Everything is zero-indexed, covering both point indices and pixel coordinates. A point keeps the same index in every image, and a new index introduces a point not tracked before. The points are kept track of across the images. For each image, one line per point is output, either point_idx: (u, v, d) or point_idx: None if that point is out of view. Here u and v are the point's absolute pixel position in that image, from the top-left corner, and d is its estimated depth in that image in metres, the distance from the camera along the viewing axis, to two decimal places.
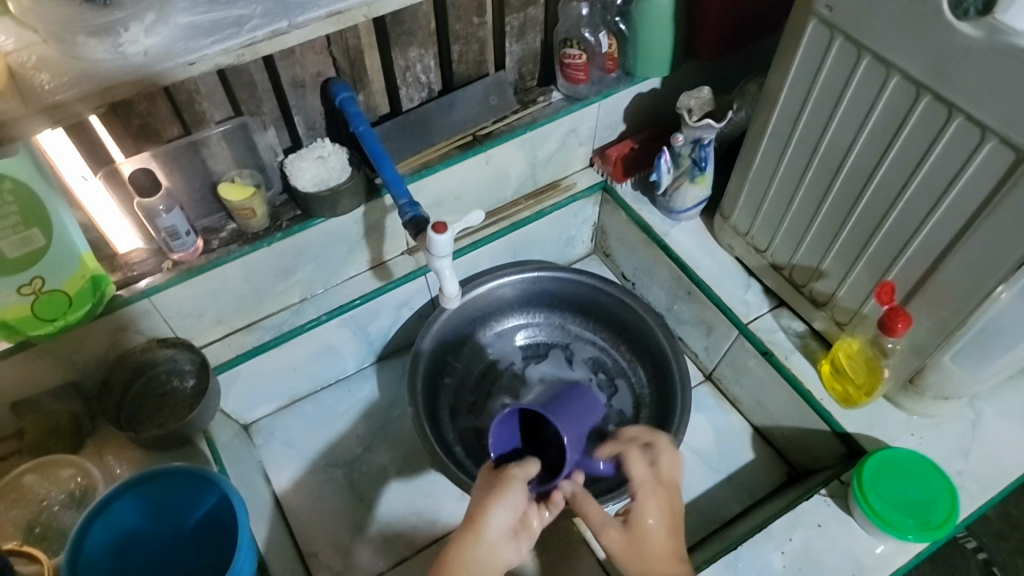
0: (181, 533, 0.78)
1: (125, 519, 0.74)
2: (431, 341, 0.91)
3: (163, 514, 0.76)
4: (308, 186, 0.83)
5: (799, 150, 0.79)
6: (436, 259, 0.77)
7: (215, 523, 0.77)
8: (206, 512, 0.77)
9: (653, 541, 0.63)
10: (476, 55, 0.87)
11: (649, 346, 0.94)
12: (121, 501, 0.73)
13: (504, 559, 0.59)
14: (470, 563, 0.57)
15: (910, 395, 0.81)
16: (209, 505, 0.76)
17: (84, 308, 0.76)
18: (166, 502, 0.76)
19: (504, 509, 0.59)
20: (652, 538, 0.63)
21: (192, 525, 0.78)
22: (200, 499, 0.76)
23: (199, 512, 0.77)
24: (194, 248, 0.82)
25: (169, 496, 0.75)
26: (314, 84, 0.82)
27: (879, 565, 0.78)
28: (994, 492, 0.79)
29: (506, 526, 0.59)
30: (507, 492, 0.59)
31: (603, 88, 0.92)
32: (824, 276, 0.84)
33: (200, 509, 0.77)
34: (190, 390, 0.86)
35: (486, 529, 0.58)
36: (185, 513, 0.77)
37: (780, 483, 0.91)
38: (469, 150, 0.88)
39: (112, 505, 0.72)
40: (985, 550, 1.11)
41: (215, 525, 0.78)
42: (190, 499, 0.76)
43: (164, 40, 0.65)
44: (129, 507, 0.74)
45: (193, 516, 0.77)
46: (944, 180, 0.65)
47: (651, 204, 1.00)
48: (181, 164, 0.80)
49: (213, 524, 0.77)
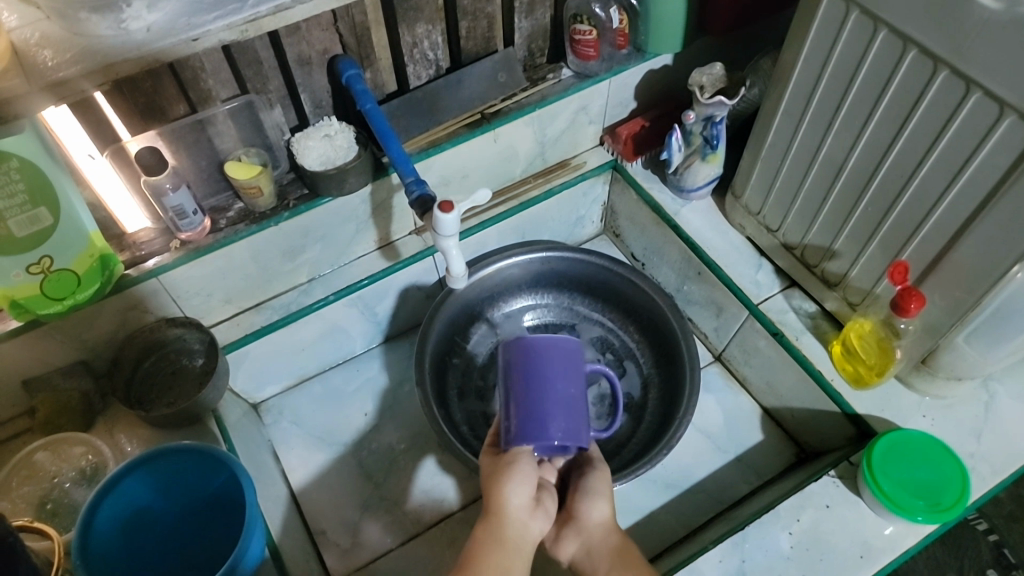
0: (193, 509, 0.79)
1: (136, 495, 0.75)
2: (439, 321, 0.91)
3: (174, 489, 0.77)
4: (315, 165, 0.82)
5: (812, 127, 0.78)
6: (442, 239, 0.76)
7: (224, 499, 0.78)
8: (215, 487, 0.77)
9: None
10: (484, 31, 0.86)
11: (658, 326, 0.94)
12: (130, 477, 0.73)
13: (531, 532, 0.61)
14: (498, 543, 0.59)
15: (922, 376, 0.81)
16: (218, 480, 0.76)
17: (93, 287, 0.76)
18: (175, 478, 0.76)
19: (520, 484, 0.61)
20: None
21: (203, 501, 0.79)
22: (208, 475, 0.76)
23: (209, 488, 0.77)
24: (201, 227, 0.82)
25: (178, 472, 0.76)
26: (320, 61, 0.81)
27: (888, 546, 0.77)
28: (1006, 474, 0.78)
29: (526, 501, 0.61)
30: (519, 468, 0.61)
31: (614, 64, 0.90)
32: (837, 256, 0.83)
33: (209, 484, 0.77)
34: (199, 369, 0.87)
35: (507, 508, 0.60)
36: (196, 487, 0.78)
37: (789, 464, 0.91)
38: (477, 128, 0.87)
39: (121, 481, 0.73)
40: (996, 532, 1.11)
41: (224, 500, 0.78)
42: (198, 474, 0.76)
43: (167, 16, 0.64)
44: (139, 482, 0.74)
45: (202, 491, 0.78)
46: (960, 157, 0.64)
47: (661, 183, 0.99)
48: (188, 142, 0.79)
49: (222, 499, 0.78)
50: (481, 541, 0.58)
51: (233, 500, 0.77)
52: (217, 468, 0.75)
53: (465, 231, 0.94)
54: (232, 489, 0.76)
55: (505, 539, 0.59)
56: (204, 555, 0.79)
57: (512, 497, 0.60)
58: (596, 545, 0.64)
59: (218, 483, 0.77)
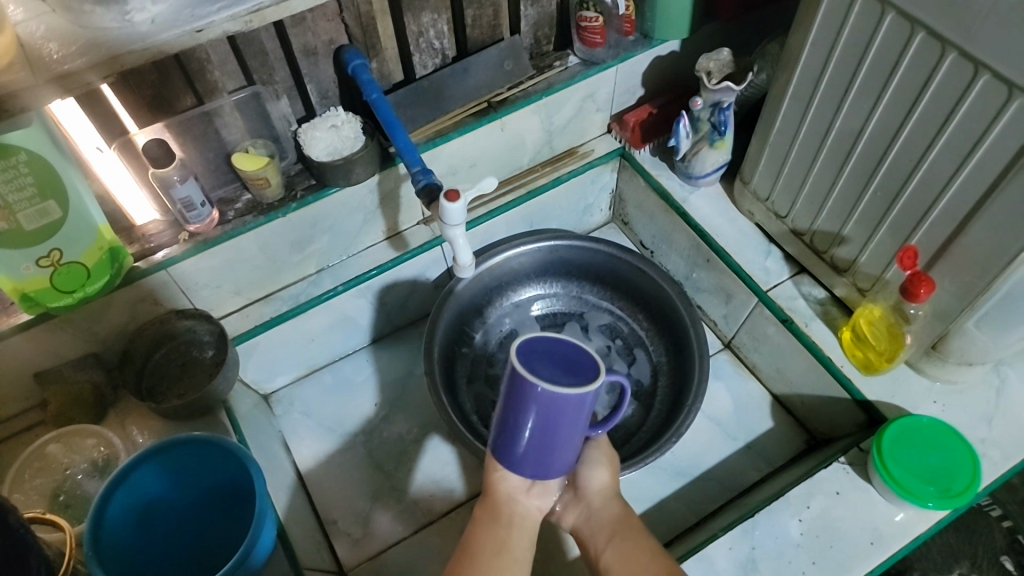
0: (204, 497, 0.79)
1: (147, 484, 0.75)
2: (448, 311, 0.91)
3: (185, 478, 0.77)
4: (321, 155, 0.82)
5: (820, 112, 0.77)
6: (449, 228, 0.76)
7: (235, 488, 0.78)
8: (226, 476, 0.78)
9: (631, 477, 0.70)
10: (490, 19, 0.86)
11: (666, 314, 0.93)
12: (142, 468, 0.73)
13: (524, 506, 0.64)
14: (493, 518, 0.63)
15: (932, 361, 0.80)
16: (229, 470, 0.77)
17: (102, 280, 0.77)
18: (186, 467, 0.76)
19: None
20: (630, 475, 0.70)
21: (215, 490, 0.79)
22: (219, 465, 0.77)
23: (220, 477, 0.78)
24: (209, 219, 0.82)
25: (189, 462, 0.76)
26: (326, 51, 0.81)
27: (899, 533, 0.77)
28: (1017, 459, 0.78)
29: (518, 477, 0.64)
30: None
31: (620, 51, 0.90)
32: (846, 241, 0.83)
33: (220, 473, 0.78)
34: (209, 360, 0.87)
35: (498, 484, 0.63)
36: (207, 476, 0.78)
37: (800, 450, 0.91)
38: (483, 117, 0.87)
39: (133, 471, 0.73)
40: (1010, 518, 1.11)
41: (235, 489, 0.78)
42: (209, 464, 0.77)
43: (170, 8, 0.64)
44: (151, 472, 0.75)
45: (213, 481, 0.78)
46: (970, 140, 0.63)
47: (669, 170, 0.98)
48: (194, 134, 0.79)
49: (233, 488, 0.78)
50: (478, 519, 0.63)
51: (244, 490, 0.77)
52: (228, 459, 0.75)
53: (472, 220, 0.94)
54: (242, 479, 0.76)
55: (500, 514, 0.63)
56: (217, 542, 0.79)
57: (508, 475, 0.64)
58: (595, 514, 0.66)
59: (228, 472, 0.77)
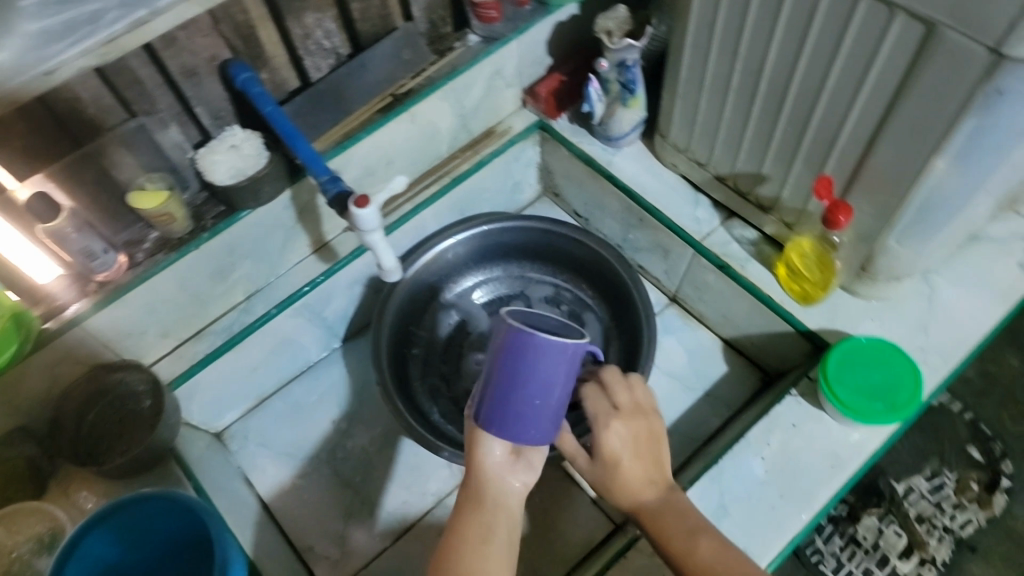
0: (165, 553, 0.76)
1: (99, 553, 0.71)
2: (389, 315, 0.89)
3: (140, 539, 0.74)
4: (225, 179, 0.78)
5: (721, 56, 0.77)
6: (366, 235, 0.74)
7: (194, 540, 0.75)
8: (184, 529, 0.74)
9: (626, 474, 0.65)
10: (379, 9, 0.82)
11: (608, 279, 0.93)
12: (89, 539, 0.70)
13: (514, 486, 0.58)
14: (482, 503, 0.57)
15: (865, 282, 0.82)
16: (185, 523, 0.73)
17: (11, 350, 0.71)
18: (138, 529, 0.73)
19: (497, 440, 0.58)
20: (625, 471, 0.65)
21: (174, 544, 0.76)
22: (173, 521, 0.73)
23: (177, 531, 0.75)
24: (116, 265, 0.78)
25: (140, 523, 0.73)
26: (209, 69, 0.76)
27: (856, 454, 0.80)
28: (955, 361, 0.81)
29: (505, 453, 0.58)
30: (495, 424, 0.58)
31: (518, 24, 0.87)
32: (767, 179, 0.83)
33: (176, 528, 0.74)
34: (148, 410, 0.82)
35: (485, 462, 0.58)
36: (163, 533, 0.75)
37: (756, 390, 0.92)
38: (390, 112, 0.83)
39: (80, 544, 0.69)
40: (970, 410, 1.16)
41: (195, 540, 0.75)
42: (162, 521, 0.73)
43: (15, 53, 0.59)
44: (100, 542, 0.71)
45: (171, 537, 0.75)
46: (862, 64, 0.64)
47: (590, 135, 0.97)
48: (82, 180, 0.74)
49: (192, 540, 0.75)
50: (460, 508, 0.58)
51: (204, 541, 0.74)
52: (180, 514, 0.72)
53: (399, 218, 0.92)
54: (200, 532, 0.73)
55: (483, 502, 0.57)
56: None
57: (489, 462, 0.58)
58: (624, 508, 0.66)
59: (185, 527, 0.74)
